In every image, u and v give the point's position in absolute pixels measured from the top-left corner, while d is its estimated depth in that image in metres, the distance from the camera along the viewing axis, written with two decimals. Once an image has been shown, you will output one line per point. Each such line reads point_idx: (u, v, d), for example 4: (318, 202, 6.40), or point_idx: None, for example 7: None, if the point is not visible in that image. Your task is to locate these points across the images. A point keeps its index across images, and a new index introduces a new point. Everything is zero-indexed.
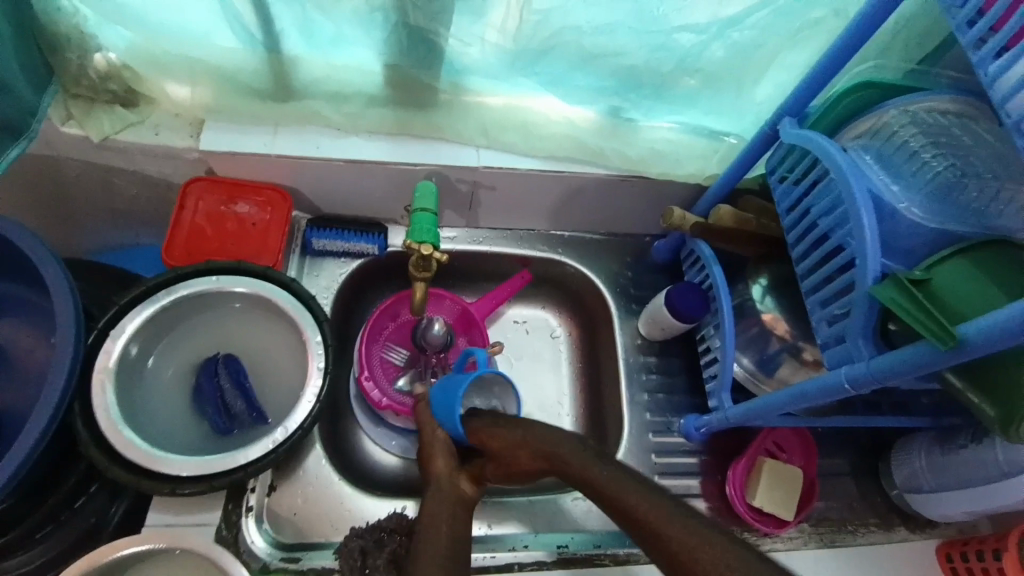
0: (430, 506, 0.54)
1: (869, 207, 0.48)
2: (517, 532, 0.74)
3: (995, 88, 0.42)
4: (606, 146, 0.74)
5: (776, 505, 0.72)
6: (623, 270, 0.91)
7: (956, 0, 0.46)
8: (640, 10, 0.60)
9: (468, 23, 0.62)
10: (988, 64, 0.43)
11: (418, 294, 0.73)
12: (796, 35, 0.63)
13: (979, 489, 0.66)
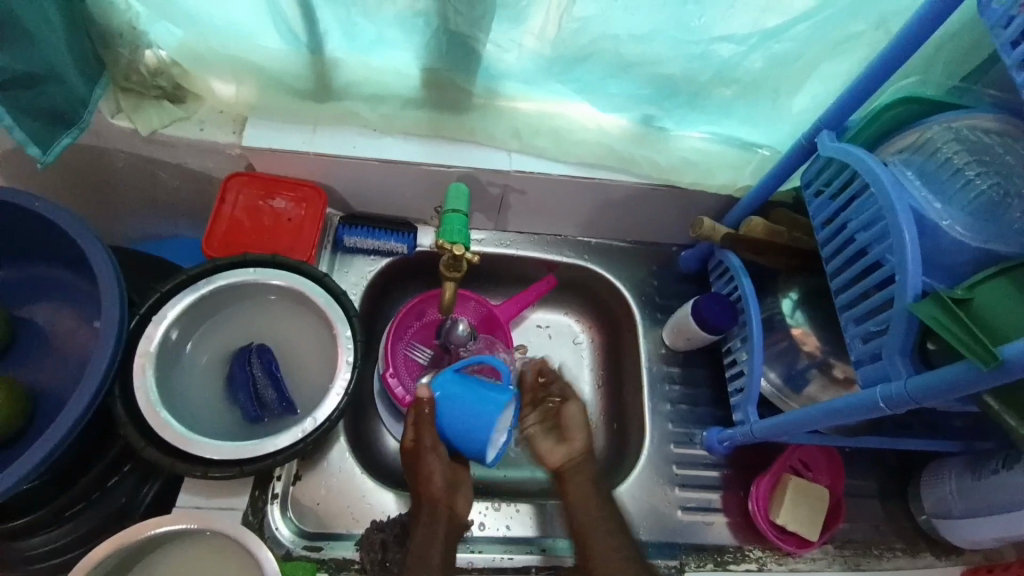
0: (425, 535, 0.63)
1: (909, 225, 0.47)
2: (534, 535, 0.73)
3: None
4: (638, 154, 0.75)
5: (799, 524, 0.71)
6: (649, 278, 0.91)
7: (1001, 20, 0.45)
8: (680, 18, 0.59)
9: (507, 29, 0.62)
10: None
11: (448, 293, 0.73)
12: (838, 47, 0.62)
13: (1012, 518, 0.64)
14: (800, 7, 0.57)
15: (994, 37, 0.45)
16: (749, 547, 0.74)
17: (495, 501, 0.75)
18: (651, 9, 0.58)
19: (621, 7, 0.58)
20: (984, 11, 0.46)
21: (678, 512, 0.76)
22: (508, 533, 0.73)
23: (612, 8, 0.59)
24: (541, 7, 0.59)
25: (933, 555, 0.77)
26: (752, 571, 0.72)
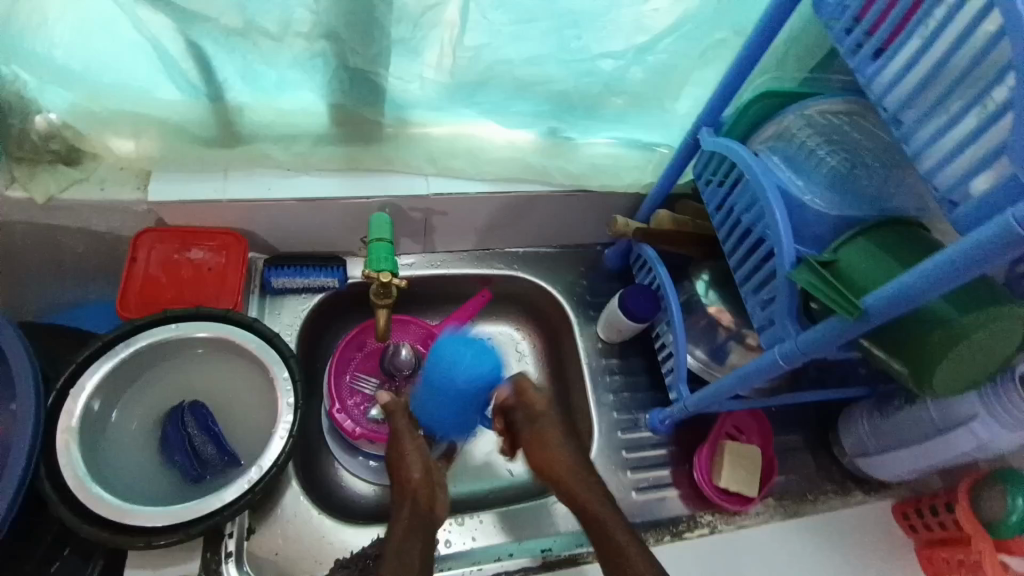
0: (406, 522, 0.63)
1: (778, 203, 0.54)
2: (501, 542, 0.76)
3: (872, 89, 0.46)
4: (548, 164, 0.80)
5: (740, 484, 0.77)
6: (578, 279, 0.96)
7: (834, 14, 0.50)
8: (562, 40, 0.64)
9: (405, 63, 0.65)
10: (866, 66, 0.47)
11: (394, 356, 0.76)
12: (704, 54, 0.69)
13: (921, 447, 0.72)
14: (663, 22, 0.63)
15: (831, 29, 0.50)
16: (701, 514, 0.79)
17: (457, 516, 0.77)
18: (535, 34, 0.63)
19: (507, 34, 0.62)
20: (821, 6, 0.51)
21: (633, 493, 0.81)
22: (474, 545, 0.75)
23: (500, 36, 0.62)
24: (434, 41, 0.62)
25: (862, 491, 0.85)
26: (704, 535, 0.77)
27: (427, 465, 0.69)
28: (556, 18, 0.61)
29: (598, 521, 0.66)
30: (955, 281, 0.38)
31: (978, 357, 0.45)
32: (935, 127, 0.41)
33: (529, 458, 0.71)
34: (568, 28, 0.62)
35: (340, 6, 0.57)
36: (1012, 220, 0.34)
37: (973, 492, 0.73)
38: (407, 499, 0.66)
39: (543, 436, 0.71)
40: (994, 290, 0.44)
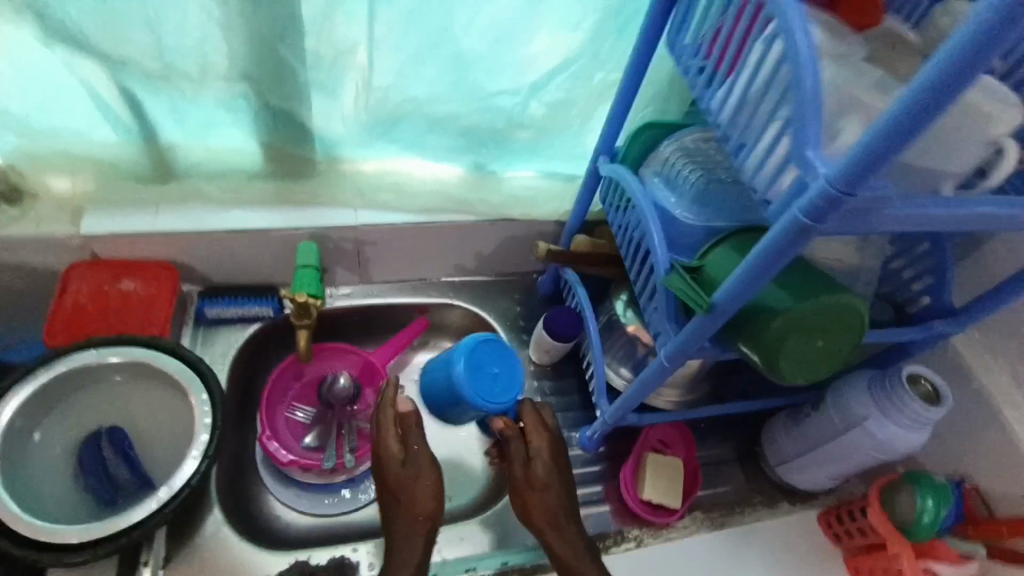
0: (396, 557, 0.65)
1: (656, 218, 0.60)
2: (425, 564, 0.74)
3: (712, 115, 0.53)
4: (472, 196, 0.86)
5: (664, 496, 0.79)
6: (513, 305, 1.00)
7: (685, 54, 0.58)
8: (464, 78, 0.70)
9: (324, 103, 0.71)
10: (708, 95, 0.54)
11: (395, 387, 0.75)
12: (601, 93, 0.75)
13: (829, 447, 0.75)
14: (552, 61, 0.70)
15: (684, 66, 0.58)
16: (628, 529, 0.80)
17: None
18: (437, 74, 0.69)
19: (413, 74, 0.69)
20: (678, 48, 0.59)
21: None
22: None
23: (405, 75, 0.69)
24: (348, 82, 0.69)
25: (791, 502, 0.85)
26: (630, 548, 0.77)
27: (436, 495, 0.69)
28: (455, 58, 0.67)
29: (575, 575, 0.66)
30: (773, 268, 0.44)
31: (817, 341, 0.49)
32: (752, 140, 0.47)
33: (523, 499, 0.70)
34: (466, 67, 0.69)
35: (255, 52, 0.64)
36: (797, 213, 0.40)
37: (884, 493, 0.73)
38: (416, 532, 0.66)
39: (532, 479, 0.70)
40: (826, 279, 0.49)
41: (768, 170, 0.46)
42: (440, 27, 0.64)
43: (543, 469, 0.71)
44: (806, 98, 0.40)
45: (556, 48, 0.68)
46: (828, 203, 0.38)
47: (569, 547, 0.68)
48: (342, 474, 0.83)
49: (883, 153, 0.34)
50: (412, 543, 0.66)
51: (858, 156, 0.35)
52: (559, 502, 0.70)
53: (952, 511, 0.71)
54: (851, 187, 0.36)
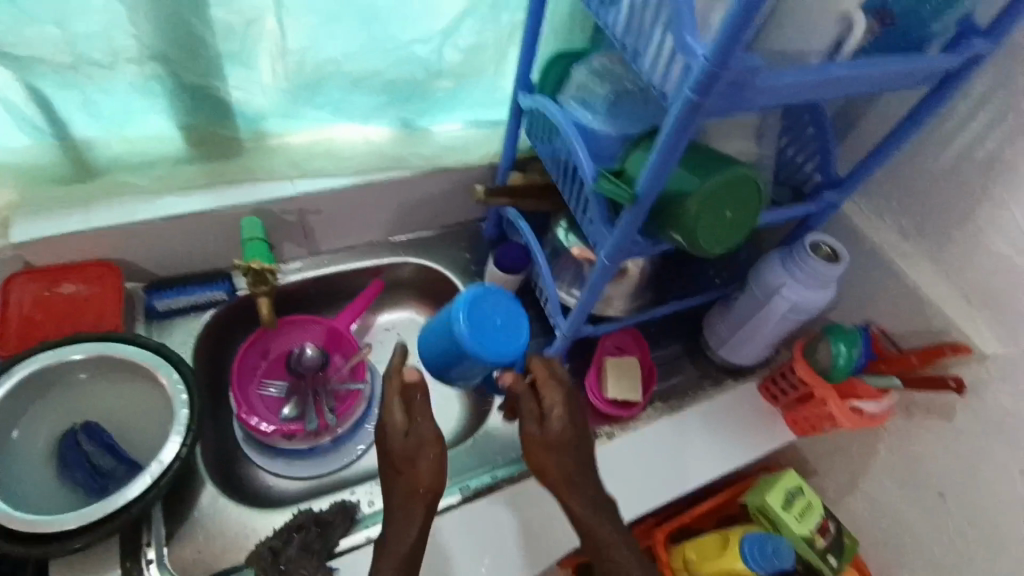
0: (401, 527, 0.65)
1: (577, 135, 0.66)
2: None
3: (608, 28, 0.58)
4: (406, 152, 0.89)
5: (626, 393, 0.87)
6: (463, 253, 1.04)
7: None
8: (375, 33, 0.72)
9: (242, 75, 0.72)
10: (603, 10, 0.59)
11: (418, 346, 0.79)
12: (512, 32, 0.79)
13: (756, 321, 0.86)
14: (456, 7, 0.73)
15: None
16: (600, 427, 0.88)
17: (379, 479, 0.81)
18: (347, 32, 0.71)
19: (324, 34, 0.70)
20: None
21: None
22: None
23: (318, 36, 0.70)
24: (262, 51, 0.70)
25: (735, 378, 0.98)
26: (602, 443, 0.86)
27: (437, 468, 0.69)
28: (363, 13, 0.69)
29: (586, 528, 0.69)
30: (678, 148, 0.51)
31: (725, 212, 0.57)
32: (644, 45, 0.53)
33: (537, 459, 0.72)
34: (375, 21, 0.70)
35: (161, 30, 0.64)
36: (687, 95, 0.46)
37: (807, 347, 0.84)
38: (416, 505, 0.67)
39: (546, 439, 0.71)
40: (724, 159, 0.57)
41: (660, 67, 0.52)
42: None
43: (557, 429, 0.72)
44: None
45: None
46: (709, 78, 0.44)
47: (581, 502, 0.70)
48: (328, 435, 0.87)
49: (742, 23, 0.40)
50: (415, 518, 0.66)
51: (725, 31, 0.41)
52: (572, 458, 0.72)
53: (863, 352, 0.80)
54: (724, 60, 0.43)
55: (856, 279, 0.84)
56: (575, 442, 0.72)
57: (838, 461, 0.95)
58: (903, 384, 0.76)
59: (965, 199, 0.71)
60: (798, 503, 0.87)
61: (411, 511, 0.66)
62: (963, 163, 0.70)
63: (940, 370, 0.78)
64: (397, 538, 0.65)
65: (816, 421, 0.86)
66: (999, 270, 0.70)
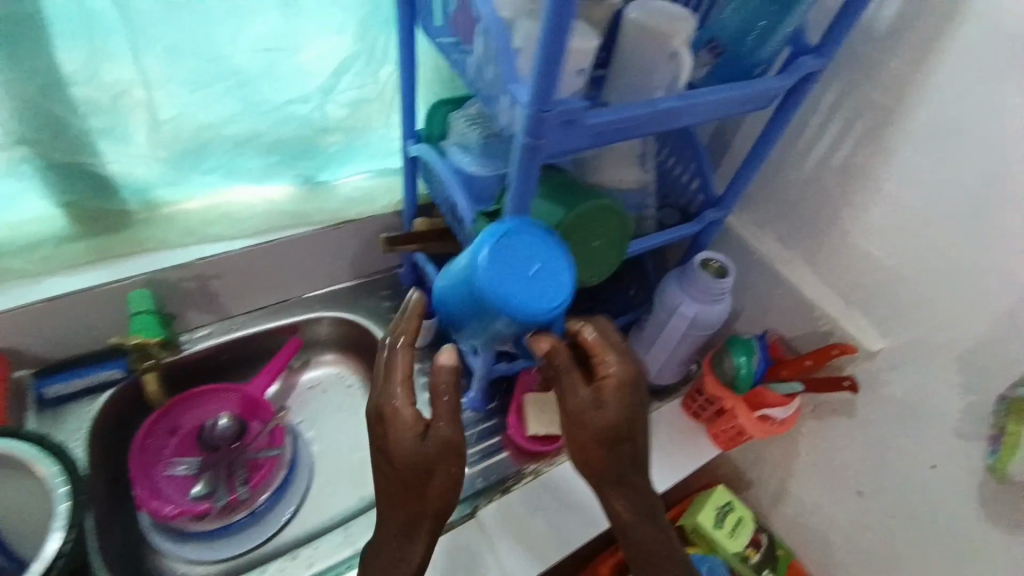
0: (397, 546, 0.59)
1: (456, 183, 0.69)
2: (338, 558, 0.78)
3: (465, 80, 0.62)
4: (308, 207, 0.89)
5: (548, 426, 0.88)
6: (382, 301, 1.04)
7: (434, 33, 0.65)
8: (247, 96, 0.72)
9: (120, 149, 0.71)
10: (458, 63, 0.62)
11: (411, 313, 0.63)
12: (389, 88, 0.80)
13: (662, 340, 0.89)
14: (329, 65, 0.73)
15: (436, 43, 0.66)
16: (525, 465, 0.89)
17: (290, 552, 0.78)
18: (217, 99, 0.70)
19: (195, 102, 0.70)
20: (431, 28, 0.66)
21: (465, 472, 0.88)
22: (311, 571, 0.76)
23: (189, 104, 0.70)
24: (136, 124, 0.69)
25: (660, 399, 0.99)
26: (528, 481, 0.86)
27: (451, 488, 0.58)
28: (230, 79, 0.69)
29: (626, 532, 0.62)
30: (530, 187, 0.54)
31: (592, 241, 0.61)
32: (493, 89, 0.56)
33: (579, 444, 0.62)
34: (244, 86, 0.70)
35: (21, 114, 0.62)
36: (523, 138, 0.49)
37: (715, 358, 0.87)
38: (419, 523, 0.58)
39: (585, 427, 0.61)
40: (586, 192, 0.62)
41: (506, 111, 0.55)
42: (210, 51, 0.66)
43: (606, 418, 0.60)
44: (501, 45, 0.49)
45: (333, 52, 0.73)
46: (536, 122, 0.47)
47: (621, 510, 0.62)
48: (242, 509, 0.84)
49: (549, 68, 0.44)
50: (419, 542, 0.59)
51: (537, 77, 0.45)
52: (626, 455, 0.61)
53: (762, 360, 0.84)
54: (543, 102, 0.46)
55: (753, 288, 0.89)
56: (620, 440, 0.61)
57: (771, 461, 0.98)
58: (805, 387, 0.79)
59: (831, 205, 0.76)
60: (730, 518, 0.90)
61: (416, 527, 0.58)
62: (823, 171, 0.75)
63: (838, 367, 0.82)
64: (398, 559, 0.59)
65: (730, 433, 0.89)
66: (870, 268, 0.74)
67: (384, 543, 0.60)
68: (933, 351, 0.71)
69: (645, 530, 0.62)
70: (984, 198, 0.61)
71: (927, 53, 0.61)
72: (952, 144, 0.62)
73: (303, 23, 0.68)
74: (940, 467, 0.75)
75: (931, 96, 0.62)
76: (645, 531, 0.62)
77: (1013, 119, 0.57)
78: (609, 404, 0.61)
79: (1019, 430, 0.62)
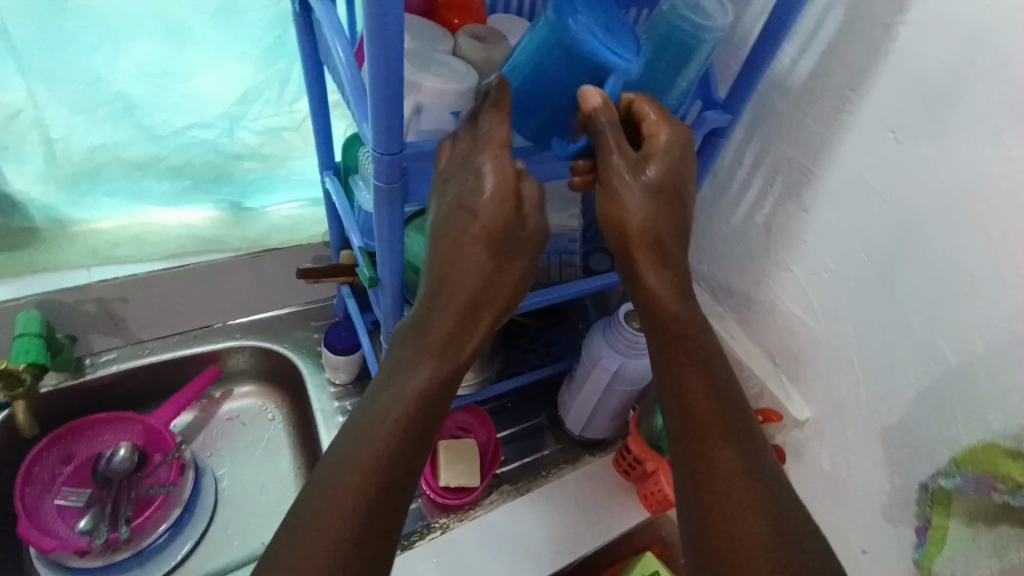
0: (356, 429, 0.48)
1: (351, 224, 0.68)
2: None
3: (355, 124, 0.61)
4: (226, 235, 0.88)
5: (463, 478, 0.81)
6: (310, 333, 1.00)
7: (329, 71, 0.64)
8: (140, 122, 0.71)
9: (17, 167, 0.70)
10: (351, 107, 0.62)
11: (470, 148, 0.50)
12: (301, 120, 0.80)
13: (592, 391, 0.82)
14: (230, 93, 0.73)
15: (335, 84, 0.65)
16: (435, 519, 0.82)
17: None
18: (108, 123, 0.70)
19: (84, 125, 0.69)
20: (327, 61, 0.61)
21: None
22: None
23: (80, 126, 0.69)
24: (29, 144, 0.68)
25: (592, 453, 0.93)
26: (434, 537, 0.80)
27: (436, 346, 0.52)
28: (115, 101, 0.68)
29: (692, 402, 0.51)
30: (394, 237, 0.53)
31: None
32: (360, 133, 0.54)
33: (639, 252, 0.54)
34: (133, 110, 0.70)
35: None
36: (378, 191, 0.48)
37: (643, 418, 0.82)
38: (414, 371, 0.51)
39: (657, 240, 0.54)
40: None
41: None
42: (87, 76, 0.65)
43: (659, 223, 0.54)
44: (355, 91, 0.48)
45: (233, 82, 0.72)
46: (385, 173, 0.47)
47: (690, 369, 0.52)
48: (125, 550, 0.79)
49: (386, 119, 0.43)
50: (409, 399, 0.49)
51: (376, 128, 0.44)
52: (682, 312, 0.54)
53: None
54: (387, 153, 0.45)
55: None
56: (694, 328, 0.54)
57: None
58: None
59: (756, 261, 0.72)
60: None
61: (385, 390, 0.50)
62: (748, 225, 0.72)
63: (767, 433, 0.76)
64: (371, 420, 0.49)
65: (658, 496, 0.81)
66: (794, 330, 0.70)
67: (335, 503, 0.44)
68: (855, 424, 0.66)
69: (720, 399, 0.51)
70: (893, 265, 0.57)
71: (839, 112, 0.58)
72: (869, 207, 0.58)
73: (189, 51, 0.68)
74: (872, 551, 0.68)
75: (839, 155, 0.59)
76: (718, 396, 0.51)
77: (914, 186, 0.54)
78: (658, 265, 0.55)
79: (944, 523, 0.56)
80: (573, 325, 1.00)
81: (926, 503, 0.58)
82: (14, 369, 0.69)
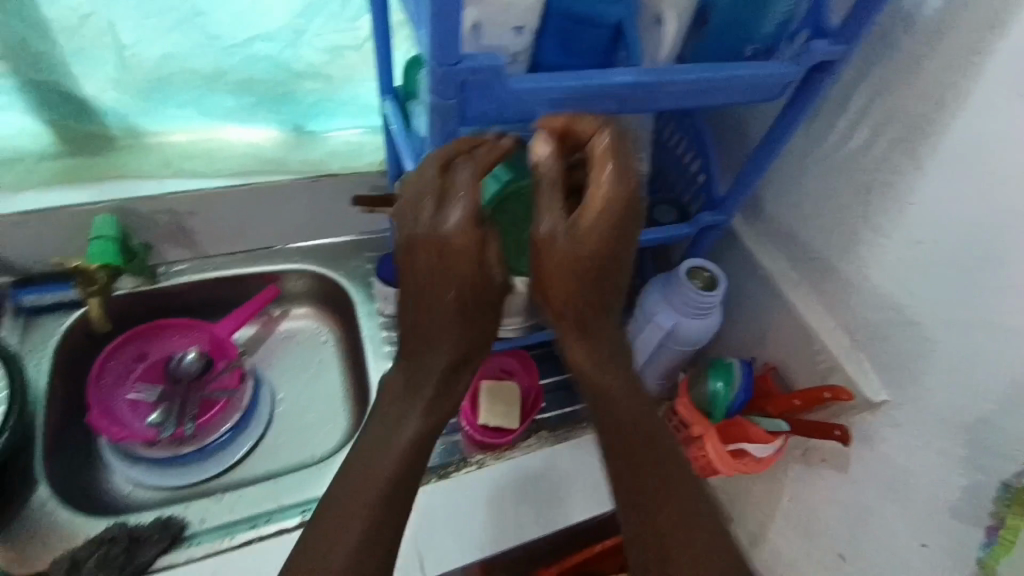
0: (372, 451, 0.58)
1: (407, 151, 0.66)
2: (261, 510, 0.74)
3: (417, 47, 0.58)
4: (290, 156, 0.87)
5: (501, 417, 0.82)
6: (365, 263, 1.01)
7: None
8: (205, 29, 0.71)
9: (93, 70, 0.72)
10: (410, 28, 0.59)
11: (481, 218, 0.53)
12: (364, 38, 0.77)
13: (639, 347, 0.80)
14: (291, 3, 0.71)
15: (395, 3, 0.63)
16: (472, 455, 0.82)
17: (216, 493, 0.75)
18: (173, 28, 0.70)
19: (153, 28, 0.69)
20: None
21: None
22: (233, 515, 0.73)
23: (147, 28, 0.69)
24: (103, 47, 0.70)
25: None
26: (470, 470, 0.79)
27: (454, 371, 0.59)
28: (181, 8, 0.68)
29: (603, 379, 0.59)
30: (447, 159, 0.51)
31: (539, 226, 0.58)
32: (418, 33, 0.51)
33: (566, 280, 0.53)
34: (199, 18, 0.70)
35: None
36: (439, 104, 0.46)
37: (691, 381, 0.77)
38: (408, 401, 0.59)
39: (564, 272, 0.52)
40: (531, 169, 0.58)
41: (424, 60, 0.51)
42: None
43: (547, 260, 0.52)
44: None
45: None
46: (442, 83, 0.44)
47: (602, 346, 0.59)
48: (189, 444, 0.85)
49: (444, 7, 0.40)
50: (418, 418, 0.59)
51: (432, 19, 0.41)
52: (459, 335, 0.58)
53: (744, 389, 0.75)
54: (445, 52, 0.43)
55: (751, 309, 0.78)
56: (569, 326, 0.58)
57: (748, 501, 0.86)
58: (790, 429, 0.70)
59: (845, 223, 0.65)
60: None
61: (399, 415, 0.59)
62: (842, 182, 0.64)
63: (830, 413, 0.71)
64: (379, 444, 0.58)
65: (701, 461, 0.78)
66: (879, 305, 0.63)
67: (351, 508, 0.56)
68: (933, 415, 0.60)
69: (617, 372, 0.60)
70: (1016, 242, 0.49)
71: (980, 52, 0.49)
72: (998, 168, 0.50)
73: None
74: (931, 548, 0.63)
75: (969, 107, 0.50)
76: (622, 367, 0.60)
77: None
78: (578, 291, 0.54)
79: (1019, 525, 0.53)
80: (629, 278, 0.96)
81: (1001, 501, 0.54)
82: (89, 268, 0.74)
